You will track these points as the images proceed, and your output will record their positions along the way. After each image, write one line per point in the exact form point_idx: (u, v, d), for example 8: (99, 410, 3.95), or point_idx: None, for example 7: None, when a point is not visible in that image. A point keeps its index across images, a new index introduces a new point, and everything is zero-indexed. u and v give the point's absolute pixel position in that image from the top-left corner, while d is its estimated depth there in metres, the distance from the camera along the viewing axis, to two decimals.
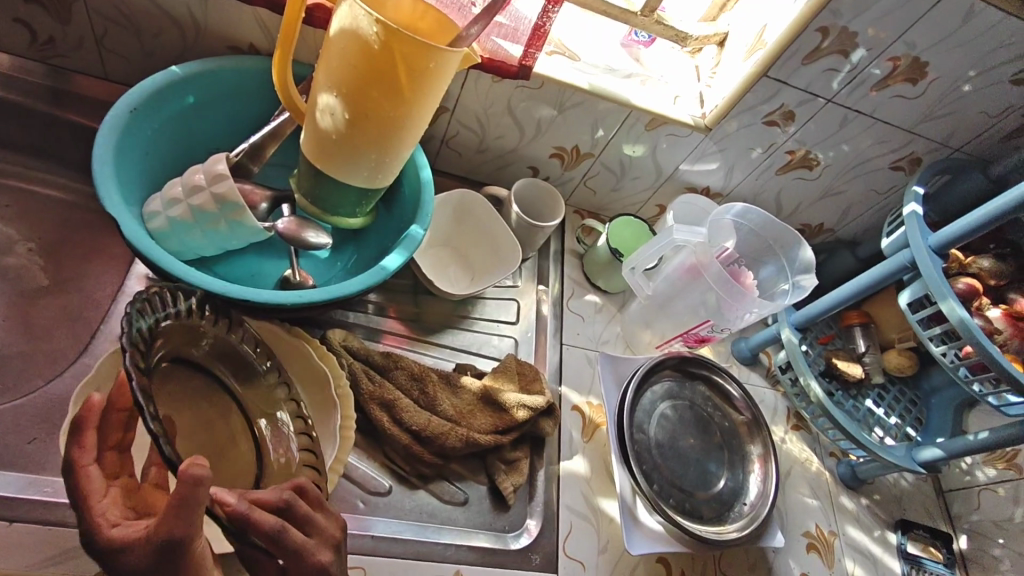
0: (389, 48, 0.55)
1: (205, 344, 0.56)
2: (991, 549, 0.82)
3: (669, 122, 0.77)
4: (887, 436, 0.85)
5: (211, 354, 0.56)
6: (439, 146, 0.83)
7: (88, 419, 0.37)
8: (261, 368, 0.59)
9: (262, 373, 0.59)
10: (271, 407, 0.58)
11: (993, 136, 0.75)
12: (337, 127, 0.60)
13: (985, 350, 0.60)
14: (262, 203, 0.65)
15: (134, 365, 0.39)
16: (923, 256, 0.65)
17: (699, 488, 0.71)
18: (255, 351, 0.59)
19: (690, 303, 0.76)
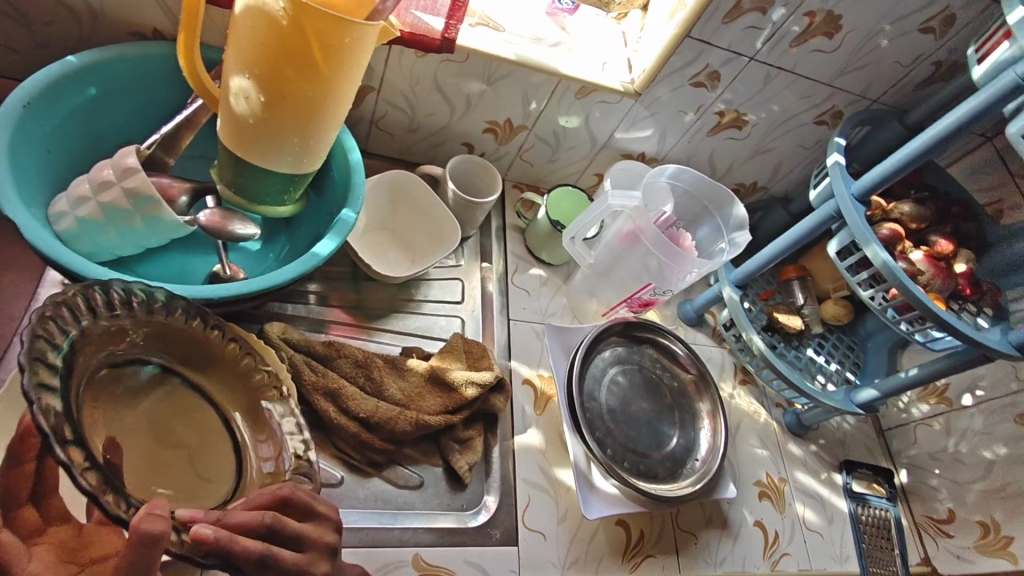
0: (299, 23, 0.52)
1: (168, 332, 0.53)
2: (929, 480, 0.87)
3: (599, 89, 0.77)
4: (829, 382, 0.89)
5: (181, 344, 0.54)
6: (368, 127, 0.80)
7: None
8: (227, 353, 0.56)
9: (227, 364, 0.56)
10: (250, 393, 0.57)
11: (907, 85, 0.78)
12: (253, 111, 0.57)
13: (908, 289, 0.63)
14: (182, 197, 0.62)
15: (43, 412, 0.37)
16: (847, 204, 0.67)
17: (652, 449, 0.73)
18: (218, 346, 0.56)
19: (634, 268, 0.76)
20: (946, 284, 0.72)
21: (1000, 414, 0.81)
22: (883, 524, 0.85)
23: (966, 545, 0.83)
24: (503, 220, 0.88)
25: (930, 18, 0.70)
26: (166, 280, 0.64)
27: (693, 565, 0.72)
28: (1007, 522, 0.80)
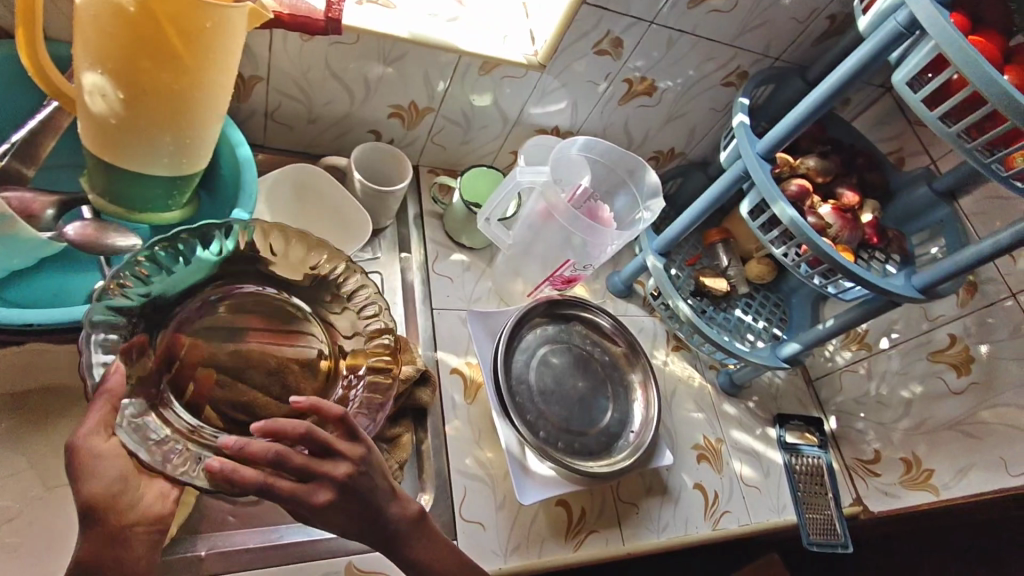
0: (150, 9, 0.47)
1: (287, 258, 0.61)
2: (856, 424, 0.91)
3: (502, 63, 0.74)
4: (758, 339, 0.91)
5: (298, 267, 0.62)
6: (263, 121, 0.76)
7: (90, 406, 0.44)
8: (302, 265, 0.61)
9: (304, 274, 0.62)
10: (354, 323, 0.61)
11: (807, 41, 0.79)
12: (113, 111, 0.52)
13: (816, 243, 0.64)
14: (46, 210, 0.56)
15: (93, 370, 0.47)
16: (754, 164, 0.67)
17: (587, 426, 0.72)
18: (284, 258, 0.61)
19: (553, 246, 0.75)
20: (854, 234, 0.74)
21: (915, 354, 0.84)
22: (816, 471, 0.88)
23: (893, 482, 0.85)
24: (419, 207, 0.85)
25: None
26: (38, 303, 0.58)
27: (636, 535, 0.73)
28: (928, 456, 0.83)
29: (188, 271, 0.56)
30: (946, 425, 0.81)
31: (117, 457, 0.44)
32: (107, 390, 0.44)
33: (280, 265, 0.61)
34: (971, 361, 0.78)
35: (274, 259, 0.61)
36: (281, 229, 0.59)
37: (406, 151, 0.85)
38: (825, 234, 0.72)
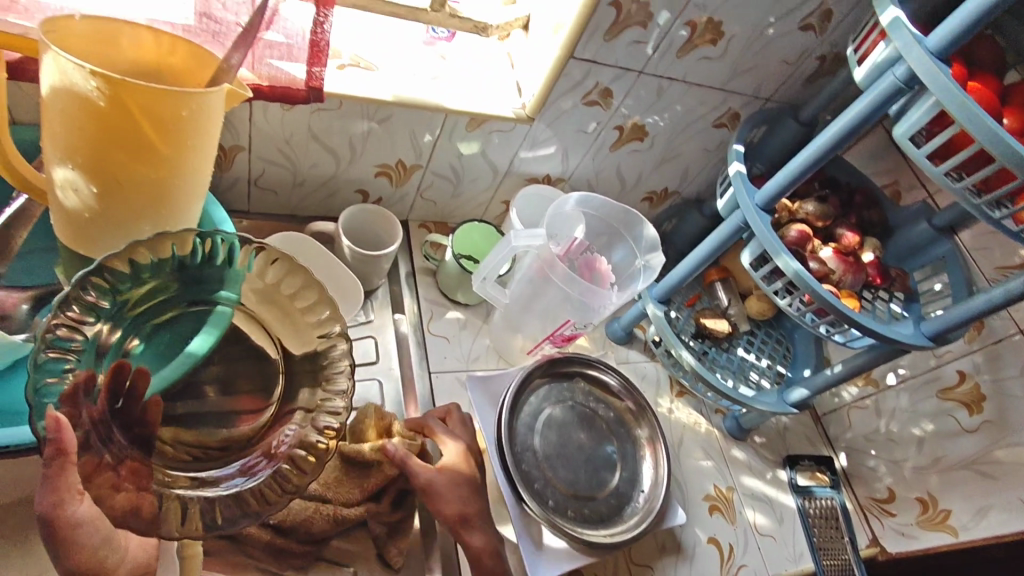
0: (120, 101, 0.44)
1: (284, 289, 0.54)
2: (867, 461, 0.89)
3: (491, 118, 0.72)
4: (762, 378, 0.89)
5: (285, 303, 0.54)
6: (247, 188, 0.73)
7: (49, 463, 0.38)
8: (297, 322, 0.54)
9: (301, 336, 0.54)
10: (318, 386, 0.52)
11: (797, 81, 0.78)
12: (87, 204, 0.49)
13: (821, 296, 0.62)
14: (23, 305, 0.53)
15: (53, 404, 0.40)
16: (753, 215, 0.66)
17: (596, 490, 0.70)
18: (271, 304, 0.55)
19: (553, 303, 0.73)
20: (857, 277, 0.72)
21: (923, 391, 0.82)
22: (830, 514, 0.86)
23: (910, 522, 0.84)
24: (411, 264, 0.83)
25: (809, 15, 0.69)
26: None
27: None
28: (944, 495, 0.81)
29: (155, 290, 0.49)
30: (961, 464, 0.79)
31: (95, 521, 0.43)
32: (51, 442, 0.38)
33: (273, 292, 0.54)
34: (983, 399, 0.77)
35: (272, 290, 0.54)
36: (286, 261, 0.53)
37: (395, 207, 0.83)
38: (828, 280, 0.71)
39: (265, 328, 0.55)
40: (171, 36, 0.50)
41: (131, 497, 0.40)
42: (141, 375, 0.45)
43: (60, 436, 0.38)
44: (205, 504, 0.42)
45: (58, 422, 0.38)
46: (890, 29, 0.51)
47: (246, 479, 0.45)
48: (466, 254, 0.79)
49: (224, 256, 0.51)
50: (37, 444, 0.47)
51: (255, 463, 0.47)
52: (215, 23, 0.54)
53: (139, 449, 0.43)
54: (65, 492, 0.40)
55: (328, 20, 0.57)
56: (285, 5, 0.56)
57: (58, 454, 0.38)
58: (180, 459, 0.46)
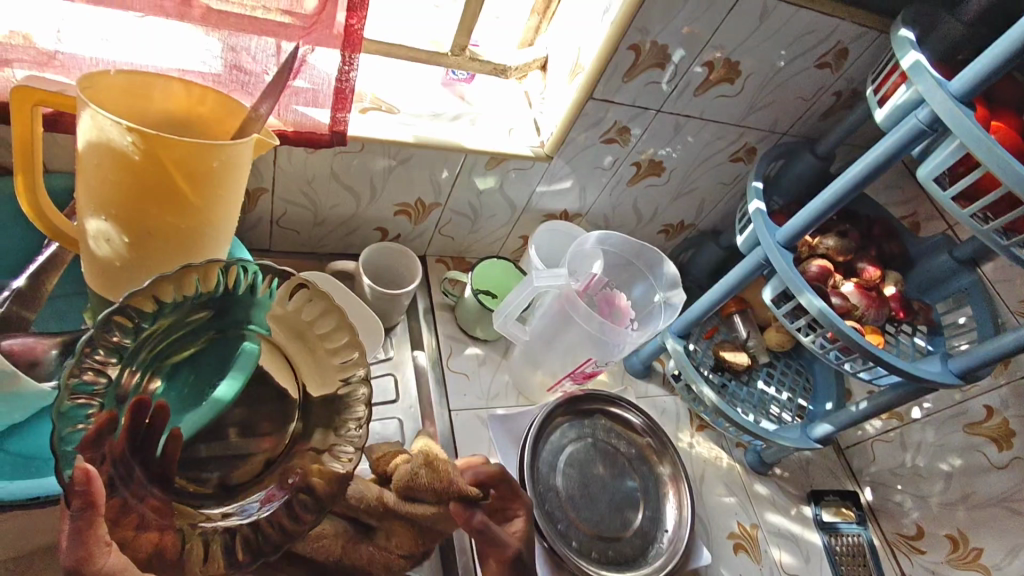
0: (155, 156, 0.45)
1: (307, 322, 0.48)
2: (893, 496, 0.87)
3: (509, 157, 0.73)
4: (784, 412, 0.88)
5: (307, 334, 0.49)
6: (269, 227, 0.74)
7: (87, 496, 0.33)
8: (321, 354, 0.49)
9: (324, 369, 0.49)
10: (339, 418, 0.47)
11: (813, 116, 0.78)
12: (118, 253, 0.49)
13: (846, 334, 0.61)
14: (51, 352, 0.52)
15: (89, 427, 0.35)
16: (774, 253, 0.66)
17: (619, 530, 0.69)
18: (291, 332, 0.49)
19: (574, 341, 0.72)
20: (879, 312, 0.71)
21: (950, 426, 0.81)
22: (858, 551, 0.84)
23: (940, 560, 0.82)
24: (430, 300, 0.83)
25: (825, 54, 0.70)
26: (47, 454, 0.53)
27: None
28: (974, 533, 0.79)
29: (180, 325, 0.43)
30: (991, 501, 0.78)
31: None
32: (80, 496, 0.33)
33: (294, 324, 0.48)
34: (1012, 435, 0.75)
35: (295, 321, 0.48)
36: (324, 298, 0.47)
37: (414, 243, 0.84)
38: (851, 315, 0.70)
39: (283, 358, 0.49)
40: (202, 89, 0.51)
41: (153, 537, 0.36)
42: (163, 409, 0.39)
43: (89, 489, 0.33)
44: (226, 539, 0.39)
45: (90, 473, 0.33)
46: (911, 73, 0.52)
47: (260, 505, 0.42)
48: (484, 290, 0.79)
49: (254, 288, 0.45)
50: (62, 494, 0.45)
51: (269, 496, 0.43)
52: (244, 75, 0.56)
53: (156, 487, 0.39)
54: (94, 545, 0.35)
55: (354, 67, 0.57)
56: (313, 54, 0.56)
57: (85, 508, 0.33)
58: (203, 492, 0.42)
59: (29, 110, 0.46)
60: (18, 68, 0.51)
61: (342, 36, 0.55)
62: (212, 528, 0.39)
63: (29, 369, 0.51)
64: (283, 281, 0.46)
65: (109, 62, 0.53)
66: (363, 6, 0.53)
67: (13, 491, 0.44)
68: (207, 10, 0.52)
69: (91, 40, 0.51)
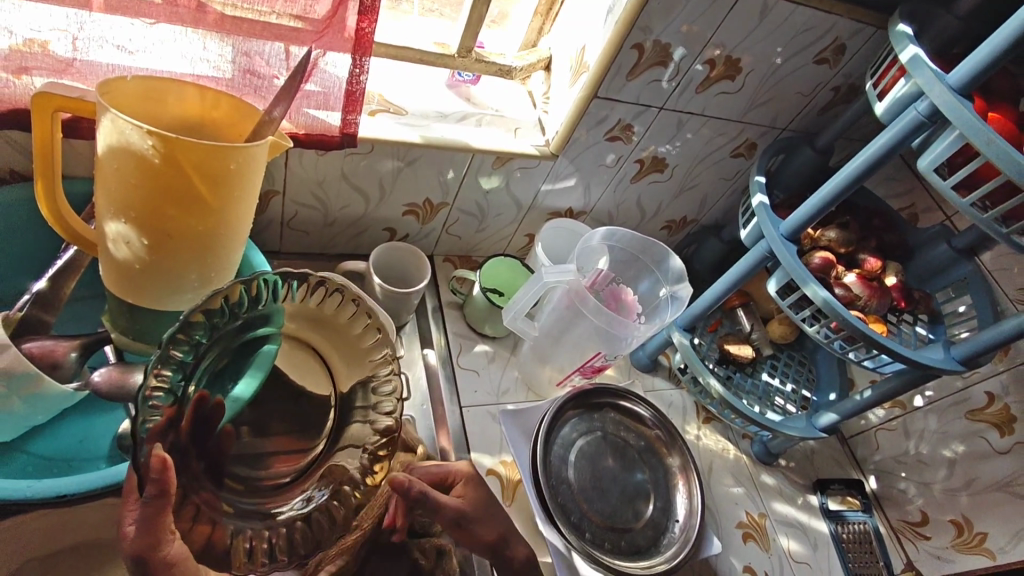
0: (174, 159, 0.46)
1: (339, 321, 0.51)
2: (897, 483, 0.89)
3: (515, 156, 0.74)
4: (788, 403, 0.89)
5: (341, 335, 0.51)
6: (280, 230, 0.75)
7: (163, 480, 0.34)
8: (356, 349, 0.51)
9: (359, 365, 0.51)
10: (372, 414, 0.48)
11: (812, 111, 0.80)
12: (137, 256, 0.50)
13: (850, 322, 0.63)
14: (70, 354, 0.53)
15: (158, 421, 0.37)
16: (778, 245, 0.68)
17: (631, 521, 0.70)
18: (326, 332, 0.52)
19: (583, 336, 0.73)
20: (882, 302, 0.73)
21: (952, 413, 0.83)
22: (864, 538, 0.85)
23: (945, 546, 0.83)
24: (438, 299, 0.84)
25: (824, 50, 0.71)
26: (71, 453, 0.55)
27: None
28: (978, 518, 0.81)
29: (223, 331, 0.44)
30: (993, 486, 0.79)
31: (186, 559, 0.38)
32: (155, 483, 0.34)
33: (322, 321, 0.51)
34: (1013, 421, 0.77)
35: (324, 320, 0.51)
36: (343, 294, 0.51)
37: (422, 243, 0.85)
38: (854, 306, 0.72)
39: (313, 355, 0.52)
40: (216, 93, 0.52)
41: (206, 529, 0.38)
42: (219, 405, 0.42)
43: (165, 477, 0.34)
44: (271, 541, 0.40)
45: (164, 462, 0.34)
46: (911, 66, 0.54)
47: (304, 505, 0.43)
48: (493, 288, 0.80)
49: (281, 292, 0.47)
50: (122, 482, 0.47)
51: (317, 497, 0.43)
52: (257, 79, 0.57)
53: (207, 480, 0.40)
54: (160, 533, 0.36)
55: (364, 69, 0.58)
56: (325, 58, 0.57)
57: (158, 495, 0.34)
58: (238, 488, 0.42)
59: (49, 114, 0.46)
60: (37, 76, 0.52)
61: (353, 39, 0.56)
62: (274, 521, 0.41)
63: (51, 370, 0.52)
64: (309, 283, 0.48)
65: (126, 69, 0.54)
66: (374, 10, 0.54)
67: (42, 489, 0.45)
68: (221, 17, 0.53)
69: (106, 47, 0.52)
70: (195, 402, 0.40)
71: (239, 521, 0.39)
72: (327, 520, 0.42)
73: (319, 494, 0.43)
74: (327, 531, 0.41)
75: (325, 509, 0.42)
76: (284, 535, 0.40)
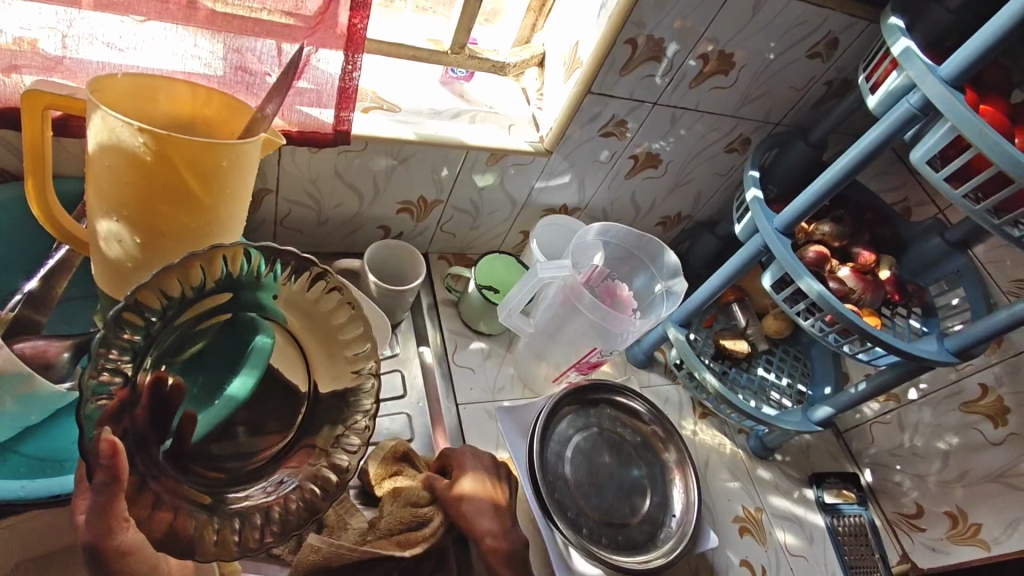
0: (166, 156, 0.45)
1: (330, 319, 0.48)
2: (892, 476, 0.90)
3: (509, 153, 0.74)
4: (784, 397, 0.89)
5: (328, 332, 0.48)
6: (274, 228, 0.75)
7: (116, 465, 0.34)
8: (336, 345, 0.48)
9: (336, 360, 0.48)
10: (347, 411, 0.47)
11: (805, 106, 0.80)
12: (130, 254, 0.49)
13: (844, 315, 0.63)
14: (63, 354, 0.52)
15: (107, 404, 0.36)
16: (773, 239, 0.68)
17: (627, 516, 0.70)
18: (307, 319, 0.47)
19: (579, 332, 0.73)
20: (876, 295, 0.73)
21: (946, 405, 0.83)
22: (860, 531, 0.86)
23: (940, 537, 0.84)
24: (433, 297, 0.84)
25: (816, 44, 0.71)
26: (65, 454, 0.54)
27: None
28: (972, 510, 0.81)
29: (194, 312, 0.42)
30: (987, 478, 0.80)
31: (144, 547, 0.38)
32: (105, 469, 0.33)
33: (308, 315, 0.47)
34: (1006, 412, 0.77)
35: (308, 309, 0.47)
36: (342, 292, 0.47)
37: (417, 241, 0.85)
38: (849, 299, 0.72)
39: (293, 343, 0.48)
40: (207, 90, 0.51)
41: (167, 516, 0.37)
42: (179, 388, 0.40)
43: (114, 462, 0.33)
44: (242, 529, 0.40)
45: (114, 446, 0.33)
46: (903, 59, 0.54)
47: (272, 490, 0.42)
48: (488, 285, 0.80)
49: (265, 273, 0.44)
50: None
51: (285, 484, 0.43)
52: (249, 77, 0.57)
53: (173, 467, 0.39)
54: (113, 520, 0.36)
55: (356, 66, 0.58)
56: (317, 54, 0.57)
57: (110, 483, 0.34)
58: (218, 479, 0.41)
59: (40, 114, 0.46)
60: (26, 74, 0.52)
61: (346, 36, 0.56)
62: (241, 509, 0.40)
63: (44, 371, 0.51)
64: (301, 272, 0.45)
65: (117, 67, 0.53)
66: (366, 6, 0.54)
67: (36, 489, 0.45)
68: (212, 14, 0.52)
69: (95, 44, 0.52)
70: (149, 383, 0.38)
71: (207, 512, 0.39)
72: (303, 508, 0.42)
73: (288, 481, 0.43)
74: (299, 521, 0.42)
75: (295, 496, 0.43)
76: (257, 526, 0.40)
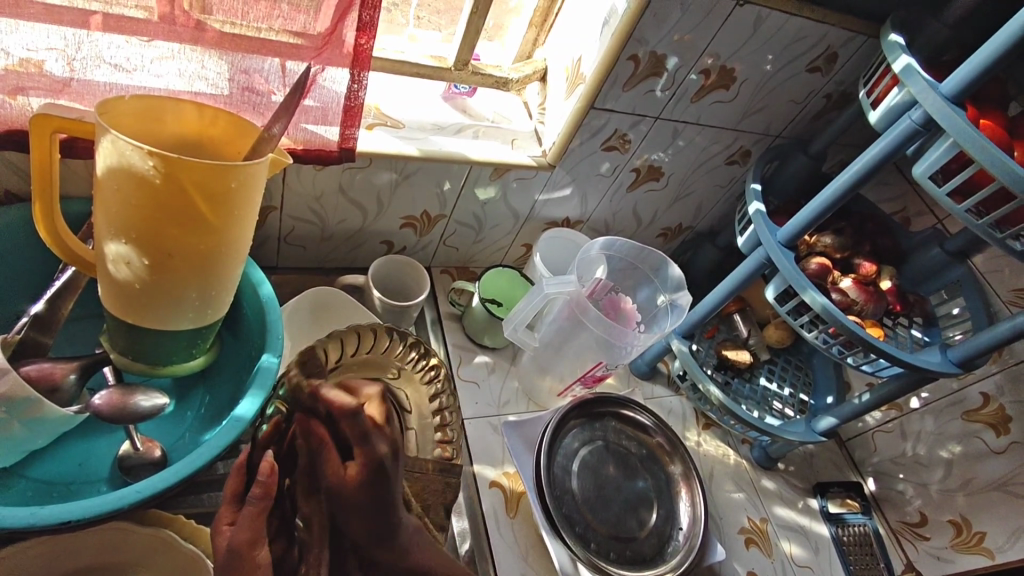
0: (175, 179, 0.44)
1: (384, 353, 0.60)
2: (895, 485, 0.90)
3: (512, 167, 0.74)
4: (786, 407, 0.89)
5: (378, 363, 0.60)
6: (277, 244, 0.75)
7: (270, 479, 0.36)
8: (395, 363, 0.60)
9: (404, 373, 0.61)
10: (432, 410, 0.59)
11: (805, 118, 0.81)
12: (138, 277, 0.49)
13: (849, 328, 0.63)
14: (69, 376, 0.52)
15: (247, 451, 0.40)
16: (777, 252, 0.69)
17: (634, 530, 0.70)
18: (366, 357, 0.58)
19: (584, 346, 0.73)
20: (878, 306, 0.73)
21: (948, 414, 0.83)
22: (864, 540, 0.86)
23: (944, 546, 0.84)
24: (437, 311, 0.85)
25: (815, 59, 0.72)
26: (70, 477, 0.54)
27: None
28: (976, 518, 0.82)
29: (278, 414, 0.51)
30: (989, 486, 0.80)
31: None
32: (261, 485, 0.36)
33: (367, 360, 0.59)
34: (1008, 421, 0.77)
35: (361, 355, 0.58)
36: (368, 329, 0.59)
37: (420, 255, 0.85)
38: (851, 310, 0.72)
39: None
40: (214, 111, 0.51)
41: (280, 548, 0.38)
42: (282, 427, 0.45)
43: (271, 478, 0.36)
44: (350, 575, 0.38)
45: (272, 465, 0.36)
46: (904, 76, 0.55)
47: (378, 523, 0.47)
48: (493, 299, 0.80)
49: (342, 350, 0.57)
50: (128, 506, 0.46)
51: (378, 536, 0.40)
52: (255, 96, 0.57)
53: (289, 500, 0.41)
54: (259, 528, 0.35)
55: (362, 84, 0.58)
56: (323, 73, 0.57)
57: (264, 497, 0.36)
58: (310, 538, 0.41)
59: (48, 137, 0.46)
60: (33, 96, 0.52)
61: (352, 55, 0.56)
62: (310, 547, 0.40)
63: (50, 394, 0.51)
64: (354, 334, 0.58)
65: (123, 88, 0.53)
66: (373, 26, 0.54)
67: (46, 515, 0.44)
68: (219, 35, 0.52)
69: (102, 66, 0.52)
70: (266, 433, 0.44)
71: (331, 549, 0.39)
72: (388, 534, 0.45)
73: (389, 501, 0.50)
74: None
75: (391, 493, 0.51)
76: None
